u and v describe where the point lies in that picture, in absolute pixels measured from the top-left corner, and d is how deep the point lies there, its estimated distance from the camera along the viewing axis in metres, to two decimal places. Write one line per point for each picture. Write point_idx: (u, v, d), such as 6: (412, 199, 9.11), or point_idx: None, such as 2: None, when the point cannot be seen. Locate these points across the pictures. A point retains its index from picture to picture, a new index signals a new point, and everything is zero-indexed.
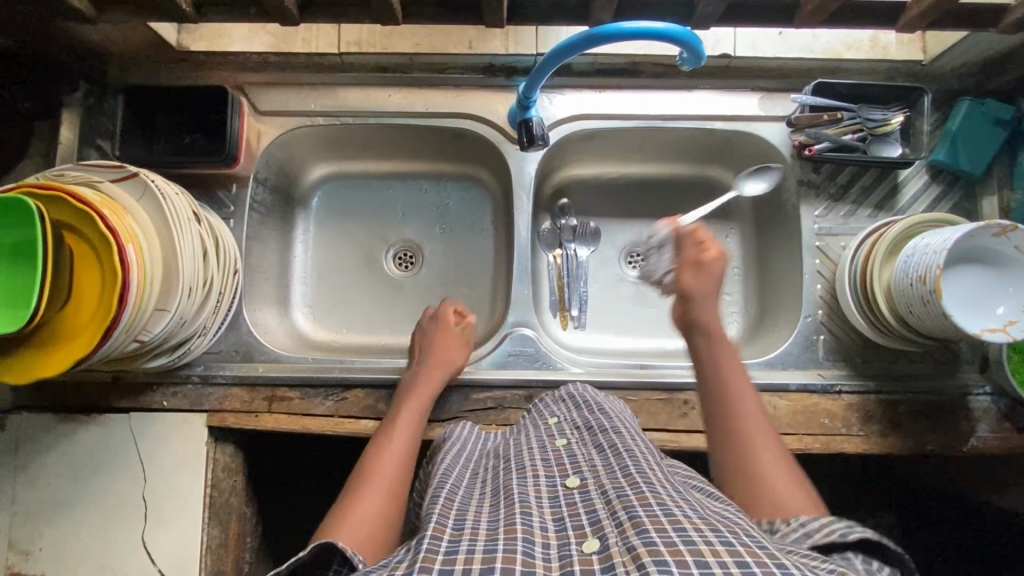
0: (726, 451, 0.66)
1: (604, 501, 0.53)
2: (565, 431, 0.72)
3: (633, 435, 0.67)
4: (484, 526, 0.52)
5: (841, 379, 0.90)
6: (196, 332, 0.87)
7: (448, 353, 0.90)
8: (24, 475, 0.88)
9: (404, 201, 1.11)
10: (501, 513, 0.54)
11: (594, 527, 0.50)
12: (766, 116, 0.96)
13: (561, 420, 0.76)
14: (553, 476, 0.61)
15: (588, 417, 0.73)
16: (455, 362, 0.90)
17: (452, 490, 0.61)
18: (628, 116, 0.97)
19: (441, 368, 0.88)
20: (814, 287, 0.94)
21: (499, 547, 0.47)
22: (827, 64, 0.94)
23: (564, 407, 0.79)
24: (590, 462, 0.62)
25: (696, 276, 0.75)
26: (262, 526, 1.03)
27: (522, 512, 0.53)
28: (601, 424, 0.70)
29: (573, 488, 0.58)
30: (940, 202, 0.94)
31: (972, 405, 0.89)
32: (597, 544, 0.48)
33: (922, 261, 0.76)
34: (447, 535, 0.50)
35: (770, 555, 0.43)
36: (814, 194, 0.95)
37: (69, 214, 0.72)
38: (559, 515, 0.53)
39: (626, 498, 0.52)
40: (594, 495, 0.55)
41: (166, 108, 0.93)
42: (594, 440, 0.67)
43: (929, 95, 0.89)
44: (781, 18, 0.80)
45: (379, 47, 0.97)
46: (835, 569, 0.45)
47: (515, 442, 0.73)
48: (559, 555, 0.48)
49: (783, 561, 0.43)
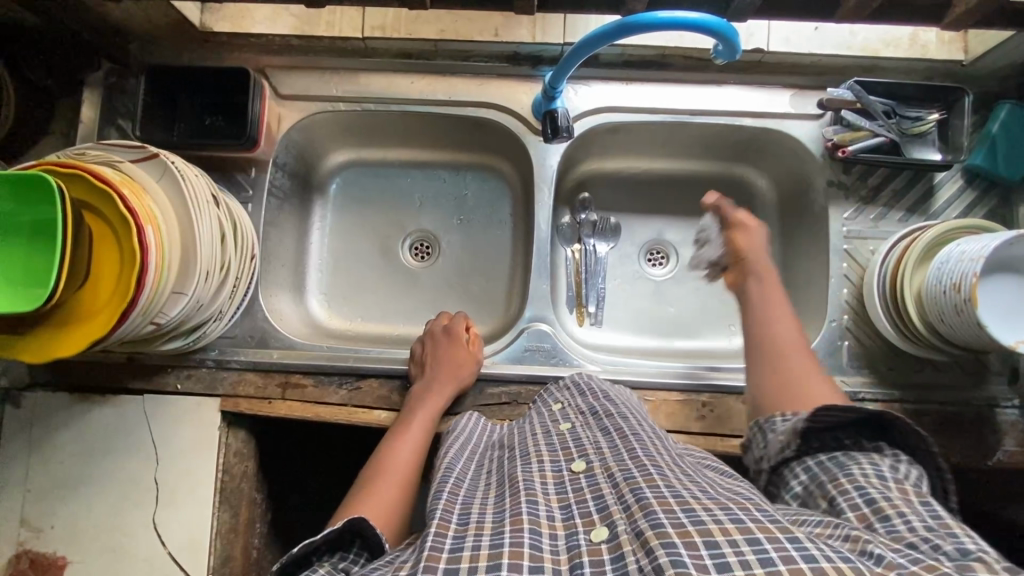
0: (764, 357, 0.70)
1: (611, 486, 0.52)
2: (570, 415, 0.70)
3: (639, 420, 0.66)
4: (489, 518, 0.51)
5: (864, 386, 0.88)
6: (212, 316, 0.86)
7: (458, 367, 0.88)
8: (37, 453, 0.89)
9: (423, 190, 1.09)
10: (506, 503, 0.53)
11: (602, 515, 0.49)
12: (796, 114, 0.93)
13: (566, 404, 0.74)
14: (559, 461, 0.59)
15: (593, 403, 0.72)
16: (465, 378, 0.88)
17: (457, 484, 0.59)
18: (655, 109, 0.94)
19: (450, 384, 0.86)
20: (840, 291, 0.92)
21: (505, 540, 0.46)
22: (863, 62, 0.92)
23: (572, 390, 0.77)
24: (596, 445, 0.60)
25: (747, 238, 0.84)
26: (272, 512, 1.03)
27: (528, 501, 0.52)
28: (606, 411, 0.69)
29: (579, 472, 0.56)
30: (974, 208, 0.92)
31: (1000, 418, 0.87)
32: (605, 533, 0.47)
33: (957, 268, 0.74)
34: (452, 531, 0.49)
35: (782, 530, 0.43)
36: (844, 195, 0.93)
37: (86, 191, 0.71)
38: (566, 503, 0.52)
39: (633, 480, 0.51)
40: (600, 479, 0.54)
41: (188, 89, 0.92)
42: (599, 424, 0.65)
43: (969, 96, 0.86)
44: (820, 13, 0.77)
45: (403, 32, 0.93)
46: (846, 537, 0.45)
47: (520, 429, 0.71)
48: (567, 546, 0.47)
49: (797, 535, 0.42)
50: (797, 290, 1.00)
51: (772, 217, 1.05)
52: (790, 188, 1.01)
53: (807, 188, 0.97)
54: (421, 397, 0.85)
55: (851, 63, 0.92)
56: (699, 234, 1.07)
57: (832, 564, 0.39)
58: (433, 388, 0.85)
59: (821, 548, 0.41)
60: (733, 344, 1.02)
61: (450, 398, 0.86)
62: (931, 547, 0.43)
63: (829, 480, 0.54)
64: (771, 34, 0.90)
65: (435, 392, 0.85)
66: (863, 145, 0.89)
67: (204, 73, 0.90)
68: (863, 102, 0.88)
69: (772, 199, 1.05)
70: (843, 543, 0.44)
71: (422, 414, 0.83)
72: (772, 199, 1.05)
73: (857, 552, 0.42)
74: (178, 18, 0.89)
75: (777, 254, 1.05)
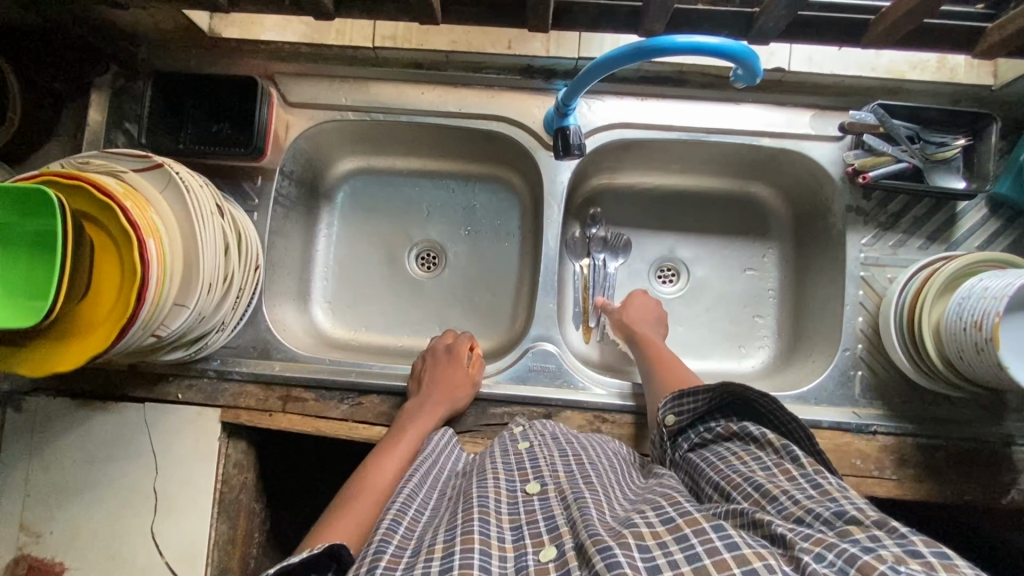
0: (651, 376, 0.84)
1: (562, 506, 0.54)
2: (530, 436, 0.71)
3: (598, 452, 0.68)
4: (440, 540, 0.50)
5: (877, 419, 0.86)
6: (214, 328, 0.86)
7: (456, 391, 0.86)
8: (38, 458, 0.88)
9: (430, 200, 1.08)
10: (458, 520, 0.53)
11: (552, 535, 0.50)
12: (816, 136, 0.90)
13: (526, 428, 0.74)
14: (514, 481, 0.60)
15: (552, 429, 0.73)
16: (461, 400, 0.86)
17: (413, 516, 0.57)
18: (670, 126, 0.92)
19: (446, 405, 0.84)
20: (856, 320, 0.89)
21: (455, 563, 0.46)
22: (888, 84, 0.89)
23: (530, 422, 0.76)
24: (552, 467, 0.62)
25: (636, 304, 0.95)
26: (270, 521, 1.02)
27: (480, 520, 0.52)
28: (567, 438, 0.70)
29: (534, 494, 0.58)
30: (998, 238, 0.89)
31: (1016, 456, 0.84)
32: (553, 552, 0.48)
33: (980, 305, 0.71)
34: (400, 566, 0.49)
35: (705, 518, 0.47)
36: (862, 222, 0.90)
37: (89, 203, 0.70)
38: (517, 524, 0.53)
39: (582, 500, 0.53)
40: (554, 502, 0.55)
41: (196, 96, 0.91)
42: (558, 447, 0.67)
43: (997, 122, 0.83)
44: (845, 36, 0.75)
45: (413, 43, 0.92)
46: (753, 522, 0.49)
47: (484, 453, 0.71)
48: (516, 567, 0.48)
49: (721, 524, 0.46)
50: (811, 315, 0.97)
51: (787, 238, 1.03)
52: (807, 209, 0.99)
53: (824, 210, 0.95)
54: (411, 415, 0.83)
55: (876, 84, 0.89)
56: (711, 253, 1.04)
57: (751, 549, 0.43)
58: (426, 406, 0.83)
59: (742, 536, 0.45)
60: (743, 366, 1.00)
61: (443, 419, 0.84)
62: (819, 520, 0.49)
63: (724, 483, 0.58)
64: (793, 55, 0.88)
65: (431, 411, 0.83)
66: (885, 171, 0.86)
67: (214, 79, 0.89)
68: (885, 126, 0.85)
69: (788, 219, 1.03)
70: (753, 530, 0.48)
71: (411, 431, 0.81)
72: (789, 219, 1.03)
73: (770, 537, 0.46)
74: (187, 23, 0.88)
75: (791, 276, 1.02)
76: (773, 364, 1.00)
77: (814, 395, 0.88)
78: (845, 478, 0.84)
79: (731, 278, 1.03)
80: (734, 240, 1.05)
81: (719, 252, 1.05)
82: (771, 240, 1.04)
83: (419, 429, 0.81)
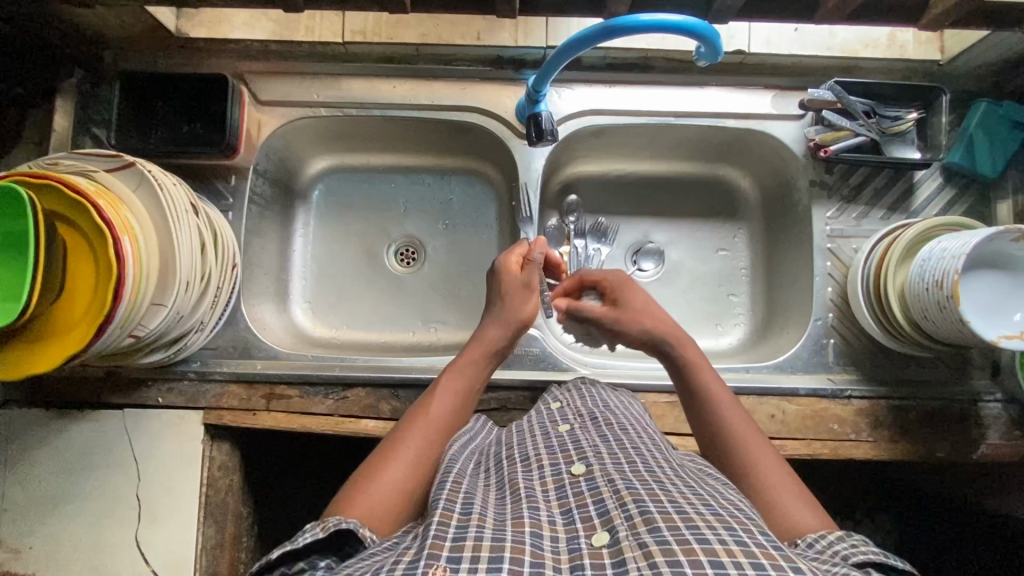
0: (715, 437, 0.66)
1: (612, 491, 0.50)
2: (569, 417, 0.67)
3: (638, 432, 0.64)
4: (490, 514, 0.49)
5: (851, 383, 0.89)
6: (193, 328, 0.85)
7: (514, 301, 0.78)
8: (15, 472, 0.86)
9: (407, 196, 1.08)
10: (507, 507, 0.51)
11: (603, 519, 0.47)
12: (778, 115, 0.94)
13: (565, 406, 0.71)
14: (558, 463, 0.57)
15: (592, 408, 0.70)
16: (524, 311, 0.78)
17: (459, 474, 0.57)
18: (639, 111, 0.94)
19: (508, 320, 0.77)
20: (825, 290, 0.92)
21: (506, 536, 0.45)
22: (843, 63, 0.92)
23: (569, 396, 0.74)
24: (595, 449, 0.59)
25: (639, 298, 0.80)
26: (256, 525, 1.01)
27: (529, 507, 0.50)
28: (606, 418, 0.67)
29: (579, 475, 0.54)
30: (954, 206, 0.93)
31: (983, 412, 0.88)
32: (606, 537, 0.45)
33: (940, 265, 0.74)
34: (454, 520, 0.47)
35: (785, 557, 0.42)
36: (826, 195, 0.94)
37: (62, 203, 0.69)
38: (567, 507, 0.50)
39: (635, 491, 0.50)
40: (600, 483, 0.52)
41: (165, 96, 0.90)
42: (599, 431, 0.63)
43: (947, 95, 0.88)
44: (802, 14, 0.78)
45: (384, 37, 0.93)
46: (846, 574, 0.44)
47: (517, 429, 0.68)
48: (568, 548, 0.45)
49: (798, 564, 0.41)
50: (782, 289, 1.00)
51: (757, 217, 1.06)
52: (775, 189, 1.02)
53: (791, 187, 0.98)
54: (473, 339, 0.76)
55: (832, 63, 0.92)
56: (685, 235, 1.07)
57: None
58: (487, 324, 0.77)
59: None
60: (721, 344, 1.02)
61: (506, 337, 0.76)
62: None
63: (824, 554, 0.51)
64: (752, 37, 0.90)
65: (491, 328, 0.77)
66: (845, 144, 0.89)
67: (183, 79, 0.89)
68: (843, 103, 0.88)
69: (756, 200, 1.06)
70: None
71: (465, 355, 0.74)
72: (756, 199, 1.06)
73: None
74: (154, 22, 0.87)
75: (762, 254, 1.05)
76: (749, 339, 1.02)
77: (789, 364, 0.91)
78: (823, 442, 0.86)
79: (705, 259, 1.06)
80: (706, 222, 1.07)
81: (693, 234, 1.07)
82: (741, 220, 1.07)
83: (478, 347, 0.74)
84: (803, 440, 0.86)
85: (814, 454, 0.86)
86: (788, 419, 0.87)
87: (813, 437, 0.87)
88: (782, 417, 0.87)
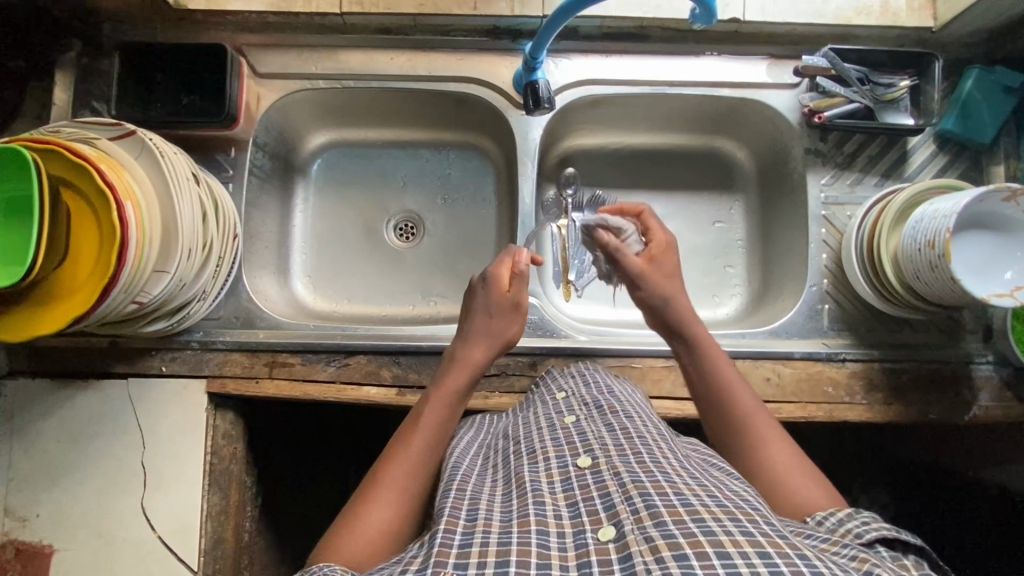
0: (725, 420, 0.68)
1: (618, 484, 0.51)
2: (573, 407, 0.68)
3: (644, 419, 0.65)
4: (497, 517, 0.50)
5: (844, 347, 0.90)
6: (195, 297, 0.85)
7: (499, 323, 0.77)
8: (21, 441, 0.87)
9: (405, 170, 1.09)
10: (513, 504, 0.52)
11: (609, 513, 0.48)
12: (773, 84, 0.95)
13: (571, 395, 0.72)
14: (564, 456, 0.57)
15: (597, 396, 0.70)
16: (507, 332, 0.77)
17: (464, 478, 0.58)
18: (636, 81, 0.95)
19: (491, 342, 0.76)
20: (820, 257, 0.94)
21: (513, 539, 0.46)
22: (836, 30, 0.93)
23: (577, 383, 0.75)
24: (601, 440, 0.59)
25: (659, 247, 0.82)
26: (261, 491, 1.03)
27: (535, 502, 0.51)
28: (612, 406, 0.67)
29: (585, 468, 0.55)
30: (947, 171, 0.94)
31: (975, 374, 0.89)
32: (612, 532, 0.46)
33: (931, 226, 0.76)
34: (460, 527, 0.48)
35: (790, 545, 0.43)
36: (821, 163, 0.95)
37: (66, 168, 0.70)
38: (572, 500, 0.51)
39: (641, 484, 0.50)
40: (607, 476, 0.53)
41: (164, 69, 0.91)
42: (604, 420, 0.63)
43: (940, 60, 0.89)
44: None
45: (380, 8, 0.92)
46: (853, 556, 0.45)
47: (522, 421, 0.69)
48: (575, 543, 0.46)
49: (805, 552, 0.42)
50: (777, 257, 1.01)
51: (752, 188, 1.07)
52: (770, 159, 1.03)
53: (785, 156, 0.99)
54: (457, 357, 0.74)
55: (827, 31, 0.93)
56: (681, 207, 1.08)
57: None
58: (469, 344, 0.75)
59: (829, 567, 0.41)
60: (717, 313, 1.04)
61: (489, 358, 0.76)
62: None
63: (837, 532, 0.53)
64: (747, 5, 0.91)
65: (474, 350, 0.75)
66: (839, 111, 0.91)
67: (181, 51, 0.90)
68: (836, 69, 0.90)
69: (751, 170, 1.07)
70: (849, 562, 0.44)
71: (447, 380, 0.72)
72: (752, 170, 1.07)
73: (864, 572, 0.42)
74: None
75: (757, 224, 1.06)
76: (744, 309, 1.04)
77: (783, 330, 0.92)
78: (818, 405, 0.88)
79: (701, 231, 1.07)
80: (702, 194, 1.08)
81: (689, 206, 1.08)
82: (736, 191, 1.08)
83: (463, 371, 0.73)
84: (798, 403, 0.88)
85: (809, 416, 0.87)
86: (783, 381, 0.89)
87: (808, 400, 0.88)
88: (775, 380, 0.89)
